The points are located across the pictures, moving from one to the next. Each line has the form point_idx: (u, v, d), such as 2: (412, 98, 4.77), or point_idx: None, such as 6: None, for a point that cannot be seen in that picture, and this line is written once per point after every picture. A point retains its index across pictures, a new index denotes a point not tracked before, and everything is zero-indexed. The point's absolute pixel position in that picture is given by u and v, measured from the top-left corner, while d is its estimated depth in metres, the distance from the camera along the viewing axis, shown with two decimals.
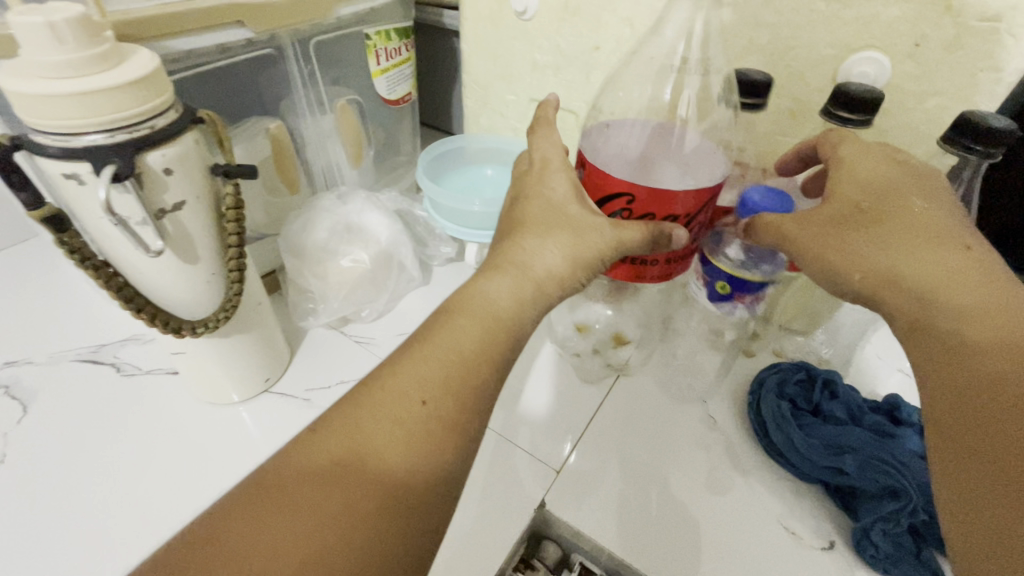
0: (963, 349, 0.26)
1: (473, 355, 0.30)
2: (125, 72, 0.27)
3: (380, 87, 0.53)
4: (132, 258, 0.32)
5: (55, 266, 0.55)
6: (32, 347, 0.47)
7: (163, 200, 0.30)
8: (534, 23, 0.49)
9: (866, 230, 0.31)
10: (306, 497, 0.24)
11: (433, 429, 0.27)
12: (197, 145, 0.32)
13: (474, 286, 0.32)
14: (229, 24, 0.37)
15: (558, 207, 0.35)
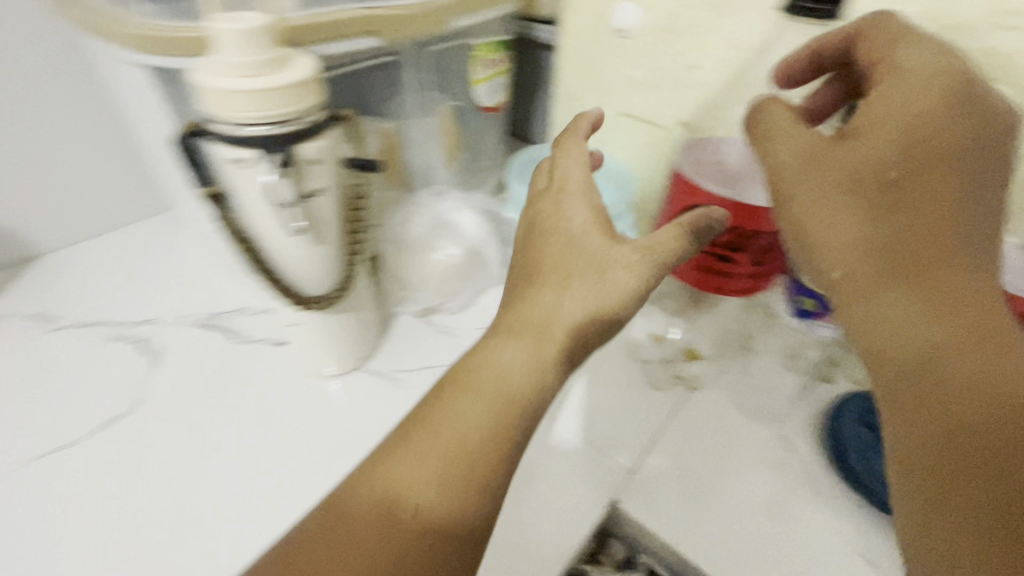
0: (955, 402, 0.23)
1: (479, 444, 0.28)
2: (292, 74, 0.31)
3: (478, 95, 0.56)
4: (273, 237, 0.36)
5: (177, 239, 0.61)
6: (159, 309, 0.53)
7: (308, 186, 0.34)
8: (633, 41, 0.51)
9: (899, 199, 0.27)
10: (352, 553, 0.26)
11: (466, 465, 0.28)
12: (339, 140, 0.35)
13: (485, 353, 0.31)
14: (361, 33, 0.41)
15: (573, 251, 0.33)
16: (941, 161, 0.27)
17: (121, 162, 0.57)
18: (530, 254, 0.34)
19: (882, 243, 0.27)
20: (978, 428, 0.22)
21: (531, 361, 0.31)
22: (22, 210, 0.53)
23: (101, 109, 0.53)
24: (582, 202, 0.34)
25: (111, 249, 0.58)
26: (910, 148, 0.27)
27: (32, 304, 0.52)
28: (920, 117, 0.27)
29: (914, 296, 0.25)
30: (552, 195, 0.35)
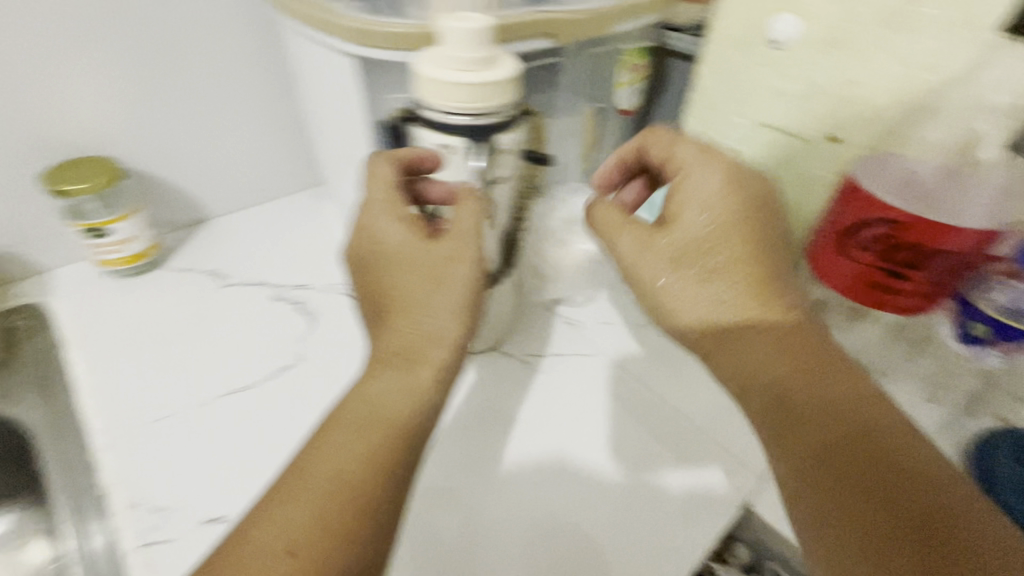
0: (802, 428, 0.31)
1: (366, 470, 0.30)
2: (503, 71, 0.34)
3: (618, 99, 0.57)
4: (458, 217, 0.40)
5: (320, 214, 0.66)
6: (314, 275, 0.58)
7: (495, 174, 0.38)
8: (786, 51, 0.51)
9: (709, 268, 0.36)
10: (290, 533, 0.28)
11: (382, 448, 0.31)
12: (526, 134, 0.38)
13: (363, 387, 0.33)
14: (540, 35, 0.44)
15: (378, 254, 0.36)
16: (746, 246, 0.36)
17: (287, 140, 0.63)
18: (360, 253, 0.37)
19: (724, 327, 0.36)
20: (825, 448, 0.30)
21: (417, 345, 0.34)
22: (204, 176, 0.61)
23: (280, 91, 0.60)
24: (380, 213, 0.36)
25: (269, 218, 0.65)
26: (703, 242, 0.36)
27: (207, 261, 0.59)
28: (736, 211, 0.37)
29: (766, 343, 0.34)
30: (388, 210, 0.36)
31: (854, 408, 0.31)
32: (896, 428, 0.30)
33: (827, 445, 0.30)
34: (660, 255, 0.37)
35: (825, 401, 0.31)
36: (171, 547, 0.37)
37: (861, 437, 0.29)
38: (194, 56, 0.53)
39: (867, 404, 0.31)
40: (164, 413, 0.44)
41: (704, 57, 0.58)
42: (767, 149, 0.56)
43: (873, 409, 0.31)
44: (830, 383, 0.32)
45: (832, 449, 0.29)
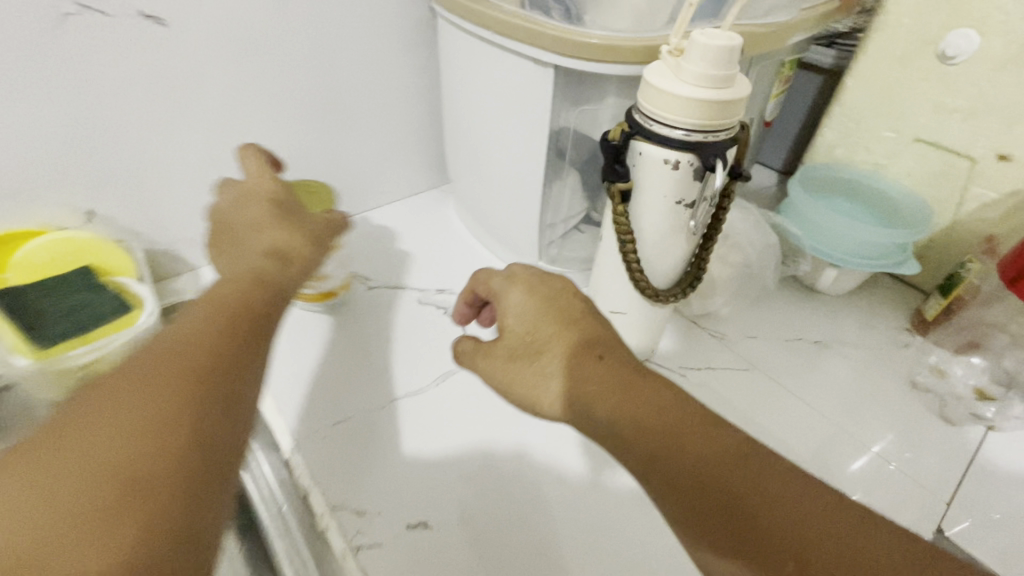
0: (680, 465, 0.30)
1: (242, 283, 0.35)
2: (742, 89, 0.35)
3: (766, 110, 0.58)
4: (662, 235, 0.40)
5: (446, 217, 0.67)
6: (455, 281, 0.58)
7: (713, 189, 0.38)
8: (958, 69, 0.51)
9: (532, 360, 0.37)
10: (202, 305, 0.32)
11: (229, 311, 0.32)
12: (738, 150, 0.38)
13: (243, 246, 0.39)
14: None
15: (268, 281, 0.37)
16: (566, 326, 0.37)
17: (416, 142, 0.64)
18: (266, 233, 0.40)
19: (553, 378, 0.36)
20: (694, 471, 0.29)
21: (226, 334, 0.30)
22: (339, 178, 0.61)
23: (419, 95, 0.61)
24: (298, 224, 0.42)
25: (396, 219, 0.66)
26: (531, 344, 0.37)
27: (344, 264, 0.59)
28: (537, 305, 0.38)
29: (603, 374, 0.34)
30: (283, 225, 0.40)
31: (695, 444, 0.30)
32: (727, 457, 0.30)
33: (654, 455, 0.31)
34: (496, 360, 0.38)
35: (646, 411, 0.32)
36: (386, 551, 0.37)
37: (729, 469, 0.29)
38: (350, 58, 0.54)
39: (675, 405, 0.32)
40: (343, 416, 0.45)
41: (853, 70, 0.57)
42: (919, 166, 0.56)
43: (681, 407, 0.32)
44: (656, 390, 0.33)
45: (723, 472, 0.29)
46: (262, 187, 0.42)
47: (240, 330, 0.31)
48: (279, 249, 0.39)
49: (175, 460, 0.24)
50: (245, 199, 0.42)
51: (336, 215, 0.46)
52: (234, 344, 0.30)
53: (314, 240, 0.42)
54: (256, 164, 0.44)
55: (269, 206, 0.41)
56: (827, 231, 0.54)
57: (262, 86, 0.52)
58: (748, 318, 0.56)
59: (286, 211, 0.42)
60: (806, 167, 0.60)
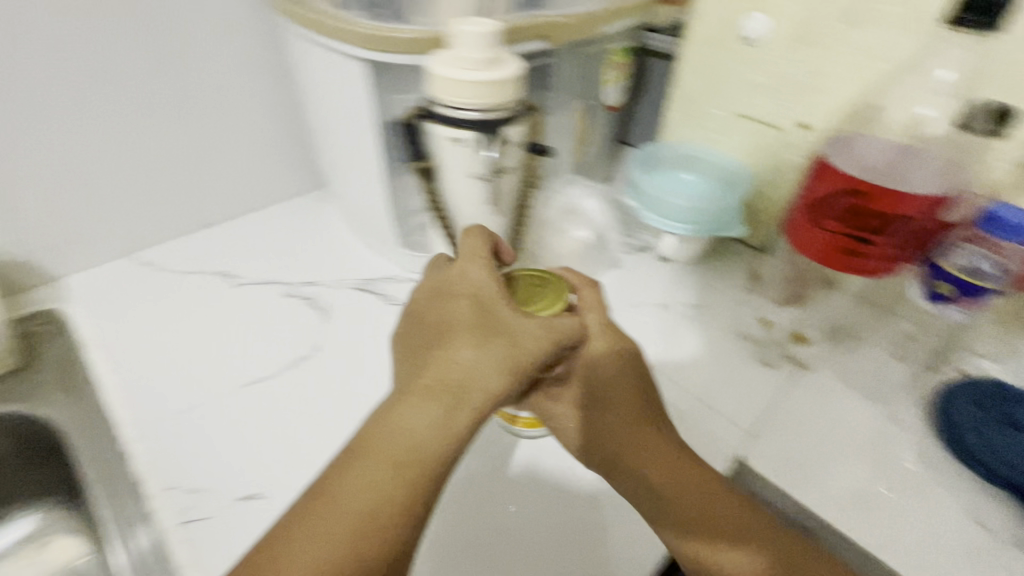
0: (714, 522, 0.36)
1: (430, 440, 0.32)
2: (510, 69, 0.38)
3: (605, 95, 0.62)
4: (468, 207, 0.43)
5: (325, 215, 0.69)
6: (324, 273, 0.61)
7: (502, 164, 0.41)
8: (758, 48, 0.56)
9: (607, 410, 0.42)
10: (378, 464, 0.31)
11: (393, 484, 0.30)
12: (527, 127, 0.42)
13: (448, 353, 0.34)
14: (536, 38, 0.48)
15: (421, 449, 0.32)
16: (632, 390, 0.42)
17: (285, 142, 0.67)
18: (446, 343, 0.35)
19: (609, 437, 0.41)
20: (719, 531, 0.36)
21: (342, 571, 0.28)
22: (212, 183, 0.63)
23: (279, 97, 0.63)
24: (500, 346, 0.35)
25: (274, 219, 0.68)
26: (602, 394, 0.43)
27: (213, 264, 0.61)
28: (611, 377, 0.42)
29: (659, 446, 0.40)
30: (473, 340, 0.34)
31: (722, 510, 0.37)
32: (742, 517, 0.36)
33: (668, 496, 0.38)
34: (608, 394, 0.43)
35: (678, 475, 0.38)
36: (212, 523, 0.38)
37: (754, 540, 0.35)
38: (197, 64, 0.56)
39: (705, 477, 0.38)
40: (189, 404, 0.46)
41: (682, 56, 0.63)
42: (744, 138, 0.61)
43: (712, 481, 0.38)
44: (693, 457, 0.39)
45: (749, 533, 0.35)
46: (473, 280, 0.37)
47: (411, 497, 0.31)
48: (451, 398, 0.33)
49: None
50: (452, 298, 0.37)
51: (575, 322, 0.39)
52: (408, 517, 0.30)
53: (553, 342, 0.36)
54: (475, 237, 0.40)
55: (475, 311, 0.36)
56: (657, 203, 0.60)
57: (106, 96, 0.53)
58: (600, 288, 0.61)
59: (493, 322, 0.36)
60: (650, 146, 0.66)
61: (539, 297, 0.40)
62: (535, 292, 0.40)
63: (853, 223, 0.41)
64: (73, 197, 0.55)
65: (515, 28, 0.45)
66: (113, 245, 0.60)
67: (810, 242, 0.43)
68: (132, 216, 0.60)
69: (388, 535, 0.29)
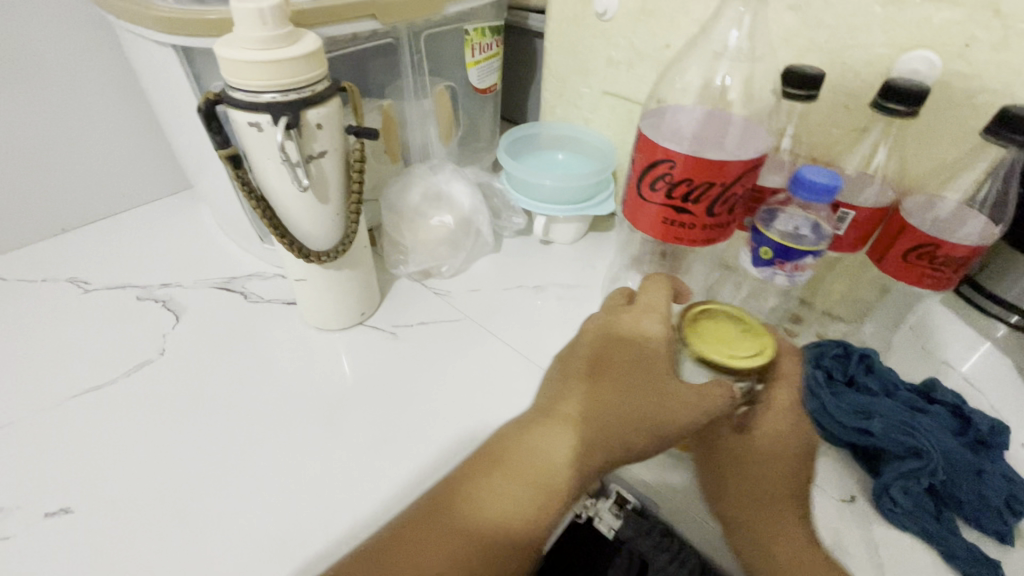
0: (789, 541, 0.38)
1: (591, 471, 0.35)
2: (307, 45, 0.36)
3: (471, 76, 0.61)
4: (288, 198, 0.41)
5: (195, 213, 0.67)
6: (183, 273, 0.58)
7: (313, 148, 0.39)
8: (613, 24, 0.56)
9: (755, 457, 0.41)
10: (528, 481, 0.35)
11: (544, 506, 0.34)
12: (339, 109, 0.40)
13: (587, 391, 0.37)
14: (364, 16, 0.46)
15: (554, 473, 0.35)
16: (795, 440, 0.41)
17: (144, 138, 0.63)
18: (598, 390, 0.37)
19: (741, 475, 0.41)
20: (800, 554, 0.37)
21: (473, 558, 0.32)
22: (63, 187, 0.60)
23: (129, 92, 0.60)
24: (634, 396, 0.36)
25: (140, 221, 0.65)
26: (764, 445, 0.41)
27: (62, 270, 0.58)
28: (791, 428, 0.41)
29: (789, 475, 0.40)
30: (619, 388, 0.37)
31: (787, 527, 0.38)
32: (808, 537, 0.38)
33: (749, 517, 0.39)
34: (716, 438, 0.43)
35: (768, 497, 0.40)
36: (14, 543, 0.37)
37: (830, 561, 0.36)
38: (25, 63, 0.52)
39: (779, 498, 0.40)
40: (11, 420, 0.44)
41: (549, 34, 0.62)
42: (613, 115, 0.61)
43: (787, 504, 0.39)
44: (787, 476, 0.40)
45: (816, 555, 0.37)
46: (660, 335, 0.39)
47: (545, 518, 0.34)
48: (595, 431, 0.36)
49: None
50: (635, 336, 0.39)
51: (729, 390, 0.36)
52: (532, 538, 0.34)
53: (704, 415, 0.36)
54: (653, 305, 0.40)
55: (636, 355, 0.38)
56: (524, 184, 0.60)
57: None
58: (472, 274, 0.60)
59: (662, 387, 0.36)
60: (525, 127, 0.65)
61: (746, 341, 0.39)
62: (743, 341, 0.39)
63: (676, 194, 0.40)
64: None
65: (333, 8, 0.43)
66: None
67: (645, 216, 0.42)
68: None
69: (520, 543, 0.33)
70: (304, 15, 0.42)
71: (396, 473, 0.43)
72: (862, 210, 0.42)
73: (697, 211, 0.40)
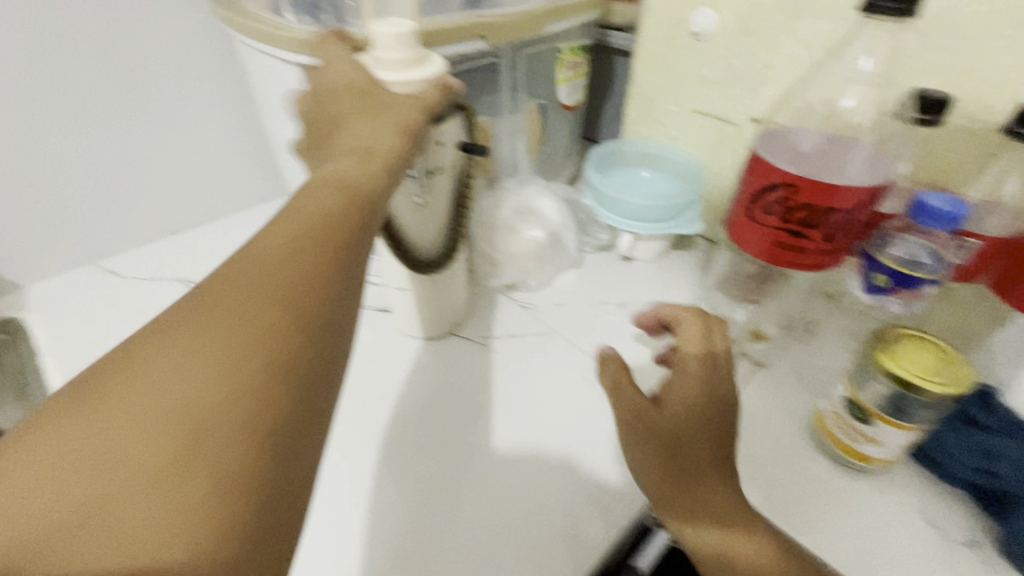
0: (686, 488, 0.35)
1: (342, 205, 0.30)
2: (433, 67, 0.39)
3: (560, 93, 0.62)
4: (405, 211, 0.42)
5: None
6: None
7: (433, 163, 0.41)
8: (708, 44, 0.56)
9: (684, 425, 0.37)
10: (301, 219, 0.29)
11: (325, 233, 0.29)
12: (455, 124, 0.42)
13: (352, 128, 0.35)
14: (473, 37, 0.48)
15: (337, 210, 0.30)
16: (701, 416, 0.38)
17: (247, 147, 0.67)
18: (344, 134, 0.35)
19: (667, 433, 0.37)
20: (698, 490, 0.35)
21: (297, 281, 0.26)
22: (171, 188, 0.64)
23: (237, 104, 0.64)
24: (387, 118, 0.36)
25: (239, 225, 0.69)
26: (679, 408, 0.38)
27: (173, 270, 0.61)
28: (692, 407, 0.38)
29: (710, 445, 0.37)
30: (357, 117, 0.36)
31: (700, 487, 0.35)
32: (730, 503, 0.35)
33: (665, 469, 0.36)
34: (666, 488, 0.36)
35: (694, 453, 0.36)
36: None
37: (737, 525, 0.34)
38: (154, 76, 0.57)
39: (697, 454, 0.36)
40: None
41: (638, 53, 0.62)
42: (702, 134, 0.61)
43: (704, 459, 0.36)
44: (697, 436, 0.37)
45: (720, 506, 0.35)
46: (342, 74, 0.38)
47: (339, 235, 0.29)
48: (368, 155, 0.33)
49: (221, 382, 0.23)
50: (327, 91, 0.38)
51: (404, 98, 0.37)
52: (330, 273, 0.28)
53: (400, 129, 0.35)
54: (336, 65, 0.39)
55: (347, 95, 0.37)
56: (613, 201, 0.60)
57: (62, 110, 0.53)
58: (556, 289, 0.61)
59: (373, 100, 0.36)
60: (608, 143, 0.65)
61: (922, 354, 0.38)
62: (914, 350, 0.38)
63: (791, 219, 0.39)
64: (35, 209, 0.56)
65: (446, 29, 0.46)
66: (79, 255, 0.62)
67: (756, 239, 0.42)
68: (96, 226, 0.61)
69: (325, 262, 0.28)
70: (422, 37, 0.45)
71: (491, 485, 0.43)
72: (988, 240, 0.40)
73: (811, 238, 0.39)
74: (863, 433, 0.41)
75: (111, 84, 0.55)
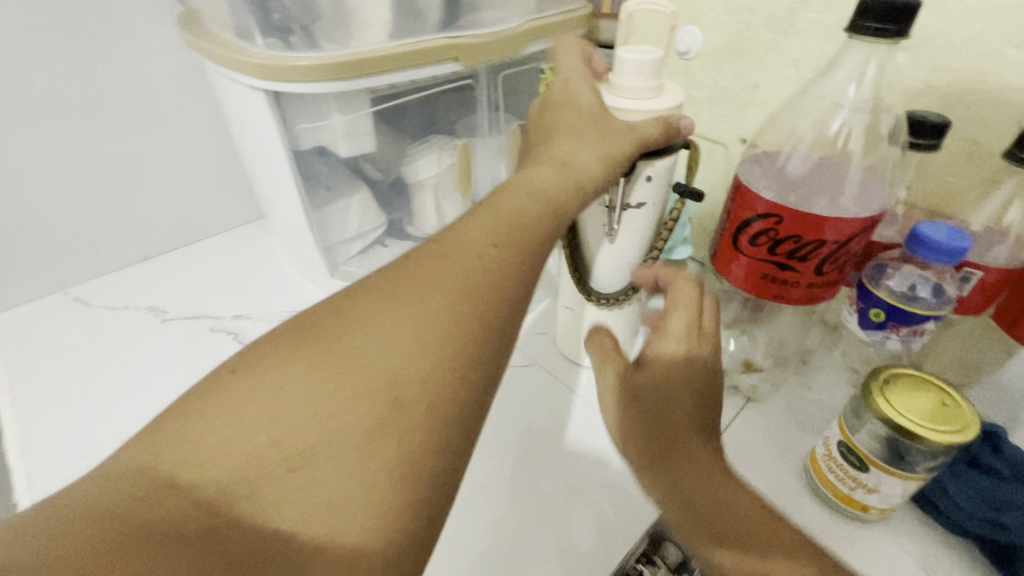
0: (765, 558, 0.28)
1: (530, 214, 0.33)
2: (668, 103, 0.38)
3: None
4: (593, 234, 0.44)
5: (268, 244, 0.68)
6: (258, 305, 0.59)
7: (631, 199, 0.41)
8: (696, 62, 0.53)
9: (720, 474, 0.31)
10: (490, 219, 0.32)
11: (514, 238, 0.31)
12: (673, 162, 0.41)
13: (562, 144, 0.37)
14: (448, 61, 0.48)
15: (524, 211, 0.33)
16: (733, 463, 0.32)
17: (227, 170, 0.66)
18: (553, 143, 0.37)
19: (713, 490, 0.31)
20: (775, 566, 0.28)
21: (483, 281, 0.29)
22: (148, 213, 0.62)
23: (216, 124, 0.62)
24: (596, 138, 0.36)
25: (220, 248, 0.67)
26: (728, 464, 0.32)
27: (144, 298, 0.59)
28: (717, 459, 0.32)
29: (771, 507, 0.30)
30: (570, 131, 0.37)
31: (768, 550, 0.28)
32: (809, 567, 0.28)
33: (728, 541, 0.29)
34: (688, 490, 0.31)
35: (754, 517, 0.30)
36: None
37: None
38: (127, 100, 0.55)
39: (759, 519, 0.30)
40: (91, 451, 0.44)
41: None
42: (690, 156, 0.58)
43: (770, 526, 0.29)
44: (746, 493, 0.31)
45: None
46: (577, 87, 0.39)
47: (523, 246, 0.31)
48: (573, 178, 0.35)
49: (417, 365, 0.26)
50: (553, 105, 0.39)
51: (624, 128, 0.37)
52: (515, 277, 0.30)
53: (604, 157, 0.36)
54: (569, 64, 0.41)
55: (573, 113, 0.38)
56: None
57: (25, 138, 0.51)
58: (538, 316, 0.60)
59: (594, 122, 0.37)
60: None
61: (919, 400, 0.35)
62: (911, 394, 0.35)
63: (777, 250, 0.37)
64: None
65: (391, 57, 0.45)
66: (46, 282, 0.59)
67: (743, 271, 0.39)
68: (61, 252, 0.59)
69: (509, 265, 0.30)
70: (388, 60, 0.45)
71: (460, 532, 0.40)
72: (991, 270, 0.37)
73: (800, 273, 0.37)
74: (860, 481, 0.38)
75: (79, 111, 0.53)
